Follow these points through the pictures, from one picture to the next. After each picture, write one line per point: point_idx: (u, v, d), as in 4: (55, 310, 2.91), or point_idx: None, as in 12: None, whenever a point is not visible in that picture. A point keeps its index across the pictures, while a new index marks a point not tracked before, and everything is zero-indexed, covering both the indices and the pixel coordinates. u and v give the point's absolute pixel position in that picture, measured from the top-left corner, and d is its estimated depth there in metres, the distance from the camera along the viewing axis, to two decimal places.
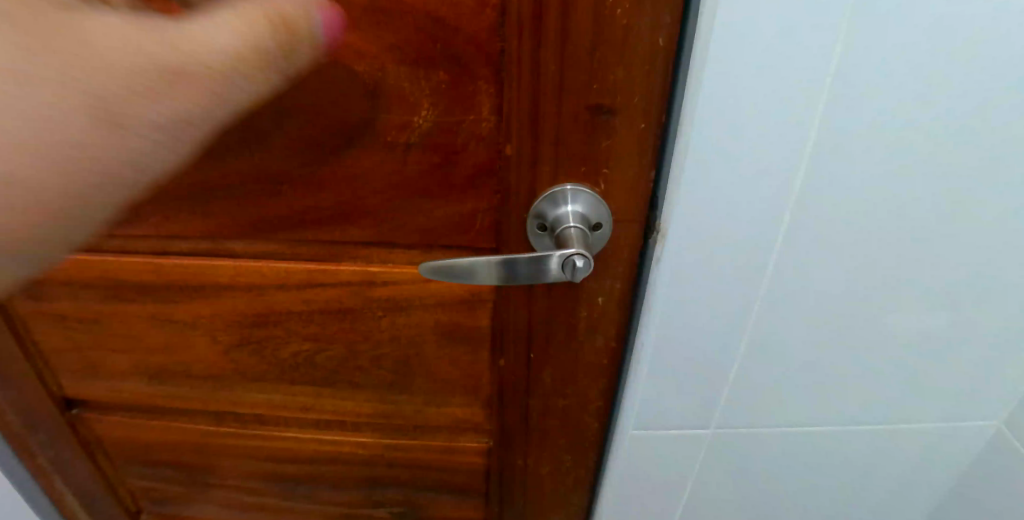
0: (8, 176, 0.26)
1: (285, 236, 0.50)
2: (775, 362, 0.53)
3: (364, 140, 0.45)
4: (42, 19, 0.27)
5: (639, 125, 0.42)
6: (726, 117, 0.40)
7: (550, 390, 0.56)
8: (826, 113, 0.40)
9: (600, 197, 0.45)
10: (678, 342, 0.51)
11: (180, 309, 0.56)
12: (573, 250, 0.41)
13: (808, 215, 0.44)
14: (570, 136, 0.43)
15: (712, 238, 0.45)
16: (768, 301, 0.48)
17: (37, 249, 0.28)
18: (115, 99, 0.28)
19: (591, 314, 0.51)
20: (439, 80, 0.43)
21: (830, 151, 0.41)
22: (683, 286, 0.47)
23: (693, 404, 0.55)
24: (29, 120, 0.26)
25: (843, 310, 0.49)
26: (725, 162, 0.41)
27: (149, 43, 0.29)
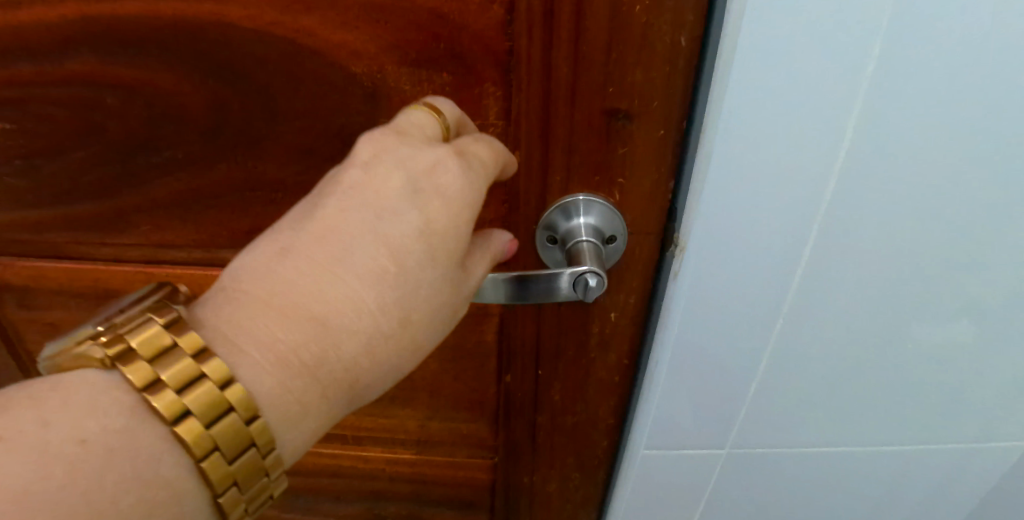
0: (336, 363, 0.32)
1: None
2: (790, 389, 0.49)
3: None
4: (396, 261, 0.33)
5: (658, 131, 0.39)
6: (750, 123, 0.35)
7: (558, 407, 0.53)
8: (862, 119, 0.35)
9: (615, 208, 0.42)
10: (693, 365, 0.47)
11: None
12: (585, 269, 0.39)
13: (840, 232, 0.39)
14: (583, 143, 0.40)
15: (733, 254, 0.41)
16: (791, 322, 0.44)
17: (331, 412, 0.34)
18: (423, 315, 0.34)
19: (603, 330, 0.48)
20: (443, 83, 0.40)
21: (867, 161, 0.36)
22: (700, 305, 0.43)
23: (708, 426, 0.51)
24: (361, 333, 0.32)
25: (875, 334, 0.45)
26: (748, 171, 0.37)
27: (447, 275, 0.35)
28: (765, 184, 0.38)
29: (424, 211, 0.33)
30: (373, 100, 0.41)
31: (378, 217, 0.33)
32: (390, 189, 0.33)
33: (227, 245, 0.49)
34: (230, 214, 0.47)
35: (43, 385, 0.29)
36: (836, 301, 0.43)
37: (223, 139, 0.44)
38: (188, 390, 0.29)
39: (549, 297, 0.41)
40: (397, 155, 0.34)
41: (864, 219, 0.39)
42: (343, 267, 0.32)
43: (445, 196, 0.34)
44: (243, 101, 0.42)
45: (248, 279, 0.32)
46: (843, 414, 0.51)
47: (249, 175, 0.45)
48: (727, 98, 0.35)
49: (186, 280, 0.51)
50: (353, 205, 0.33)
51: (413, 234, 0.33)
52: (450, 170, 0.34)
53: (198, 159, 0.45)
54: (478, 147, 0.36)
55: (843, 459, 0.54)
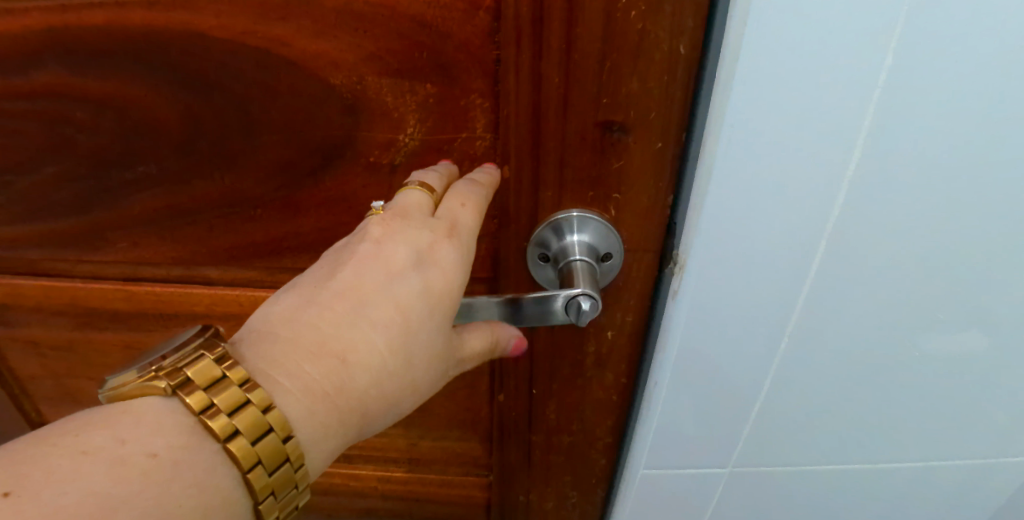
0: (355, 391, 0.34)
1: (262, 264, 0.46)
2: (797, 410, 0.46)
3: (344, 161, 0.40)
4: (401, 314, 0.35)
5: (656, 143, 0.37)
6: (752, 135, 0.33)
7: (553, 427, 0.51)
8: (873, 130, 0.32)
9: (611, 224, 0.40)
10: (694, 386, 0.45)
11: (154, 338, 0.52)
12: (579, 290, 0.37)
13: (849, 248, 0.37)
14: (576, 157, 0.38)
15: (734, 272, 0.38)
16: (796, 341, 0.42)
17: (348, 434, 0.35)
18: (428, 360, 0.36)
19: (599, 349, 0.46)
20: (427, 94, 0.38)
21: (878, 175, 0.34)
22: (700, 325, 0.41)
23: (709, 446, 0.49)
24: (377, 369, 0.34)
25: (885, 355, 0.42)
26: (751, 186, 0.35)
27: (441, 337, 0.37)
28: (769, 200, 0.35)
29: (426, 279, 0.36)
30: (354, 113, 0.38)
31: (389, 279, 0.35)
32: (397, 260, 0.36)
33: (207, 263, 0.47)
34: (209, 232, 0.45)
35: (111, 410, 0.30)
36: (844, 320, 0.40)
37: (200, 153, 0.42)
38: (238, 412, 0.30)
39: (544, 321, 0.39)
40: (403, 230, 0.36)
41: (875, 236, 0.36)
42: (360, 311, 0.34)
43: (444, 268, 0.36)
44: (219, 115, 0.40)
45: (279, 324, 0.34)
46: (852, 435, 0.48)
47: (226, 191, 0.43)
48: (729, 108, 0.32)
49: (165, 298, 0.49)
50: (368, 266, 0.35)
51: (417, 296, 0.35)
52: (445, 246, 0.36)
53: (173, 175, 0.43)
54: (466, 213, 0.37)
55: (852, 479, 0.52)
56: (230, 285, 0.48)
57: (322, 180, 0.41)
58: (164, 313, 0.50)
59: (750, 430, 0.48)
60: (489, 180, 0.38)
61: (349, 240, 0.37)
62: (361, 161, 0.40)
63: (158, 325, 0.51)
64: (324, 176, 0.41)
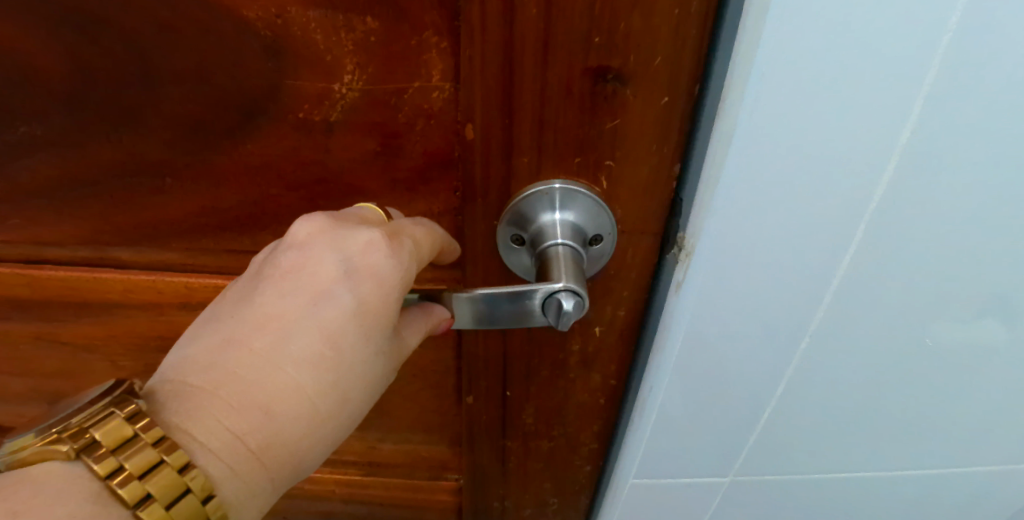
0: (285, 440, 0.28)
1: (180, 244, 0.38)
2: (815, 422, 0.39)
3: (267, 118, 0.32)
4: (327, 350, 0.28)
5: (661, 98, 0.29)
6: (786, 90, 0.25)
7: (531, 432, 0.44)
8: (938, 89, 0.24)
9: (602, 200, 0.32)
10: (696, 394, 0.38)
11: (65, 331, 0.44)
12: (560, 286, 0.29)
13: (895, 241, 0.29)
14: (559, 114, 0.30)
15: (752, 267, 0.30)
16: (821, 348, 0.34)
17: (285, 479, 0.29)
18: (368, 391, 0.30)
19: (585, 347, 0.39)
20: (367, 31, 0.29)
21: (946, 150, 0.25)
22: (706, 325, 0.33)
23: (710, 457, 0.42)
24: (308, 417, 0.28)
25: (930, 364, 0.35)
26: (782, 157, 0.26)
27: (379, 362, 0.30)
28: (802, 176, 0.27)
29: (356, 296, 0.29)
30: (274, 56, 0.30)
31: (312, 303, 0.28)
32: (322, 275, 0.29)
33: (115, 243, 0.38)
34: (113, 206, 0.36)
35: (8, 479, 0.24)
36: (887, 324, 0.32)
37: (90, 108, 0.33)
38: (149, 476, 0.25)
39: (521, 322, 0.31)
40: (330, 234, 0.29)
41: (939, 225, 0.28)
42: (282, 348, 0.28)
43: (381, 278, 0.29)
44: (108, 59, 0.31)
45: (196, 373, 0.28)
46: (880, 448, 0.41)
47: (128, 157, 0.34)
48: (759, 51, 0.24)
49: (73, 285, 0.41)
50: (289, 287, 0.29)
51: (348, 318, 0.28)
52: (378, 255, 0.29)
53: (60, 135, 0.34)
54: (412, 225, 0.31)
55: (872, 491, 0.45)
56: (147, 269, 0.40)
57: (242, 142, 0.33)
58: (73, 302, 0.42)
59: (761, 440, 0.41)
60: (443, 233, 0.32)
61: (271, 250, 0.30)
62: (289, 118, 0.32)
63: (67, 315, 0.43)
64: (245, 138, 0.33)
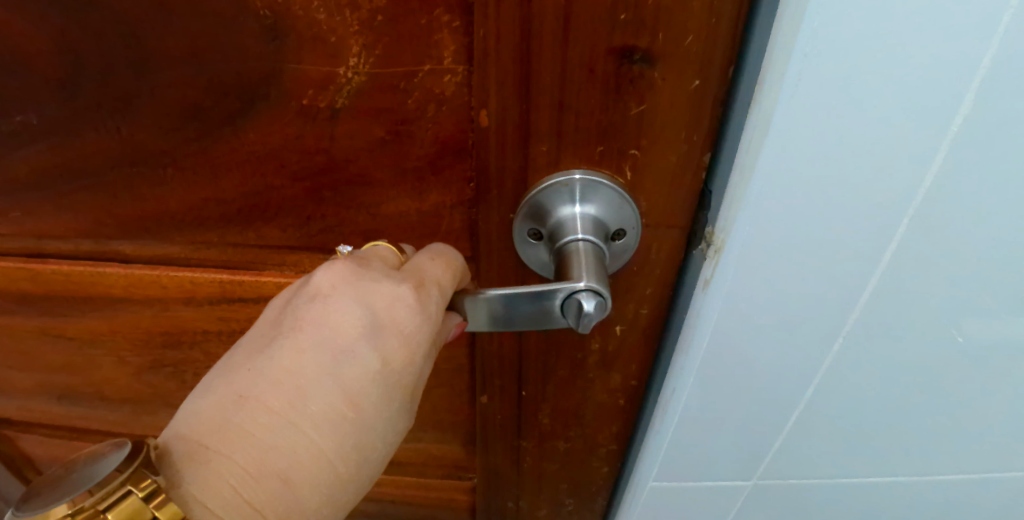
0: (303, 511, 0.26)
1: (182, 237, 0.36)
2: (852, 435, 0.36)
3: (269, 104, 0.30)
4: (351, 410, 0.27)
5: (693, 81, 0.26)
6: (830, 69, 0.22)
7: (546, 432, 0.42)
8: (995, 71, 0.21)
9: (626, 193, 0.30)
10: (723, 400, 0.35)
11: (71, 326, 0.42)
12: (581, 286, 0.27)
13: (941, 241, 0.26)
14: (580, 98, 0.27)
15: (785, 266, 0.28)
16: (855, 353, 0.31)
17: None
18: (382, 453, 0.29)
19: (605, 347, 0.37)
20: (374, 9, 0.26)
21: (1003, 140, 0.22)
22: (735, 328, 0.31)
23: (733, 462, 0.39)
24: (327, 484, 0.27)
25: (981, 377, 0.31)
26: (826, 146, 0.24)
27: (396, 420, 0.29)
28: (844, 169, 0.24)
29: (380, 352, 0.28)
30: (275, 38, 0.28)
31: (336, 359, 0.27)
32: (346, 329, 0.28)
33: (116, 236, 0.37)
34: (113, 197, 0.35)
35: None
36: (935, 331, 0.29)
37: (88, 93, 0.31)
38: None
39: (541, 324, 0.29)
40: (355, 284, 0.28)
41: (998, 224, 0.25)
42: (305, 407, 0.27)
43: (406, 332, 0.28)
44: (105, 42, 0.29)
45: (208, 432, 0.26)
46: (921, 464, 0.37)
47: (128, 146, 0.33)
48: (804, 25, 0.21)
49: (77, 279, 0.39)
50: (311, 341, 0.27)
51: (370, 375, 0.28)
52: (403, 308, 0.28)
53: (59, 123, 0.32)
54: (435, 267, 0.30)
55: (912, 511, 0.41)
56: (150, 263, 0.38)
57: (243, 130, 0.31)
58: (78, 296, 0.40)
59: (791, 450, 0.38)
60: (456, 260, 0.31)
61: (289, 300, 0.29)
62: (292, 104, 0.30)
63: (71, 309, 0.41)
64: (247, 126, 0.31)
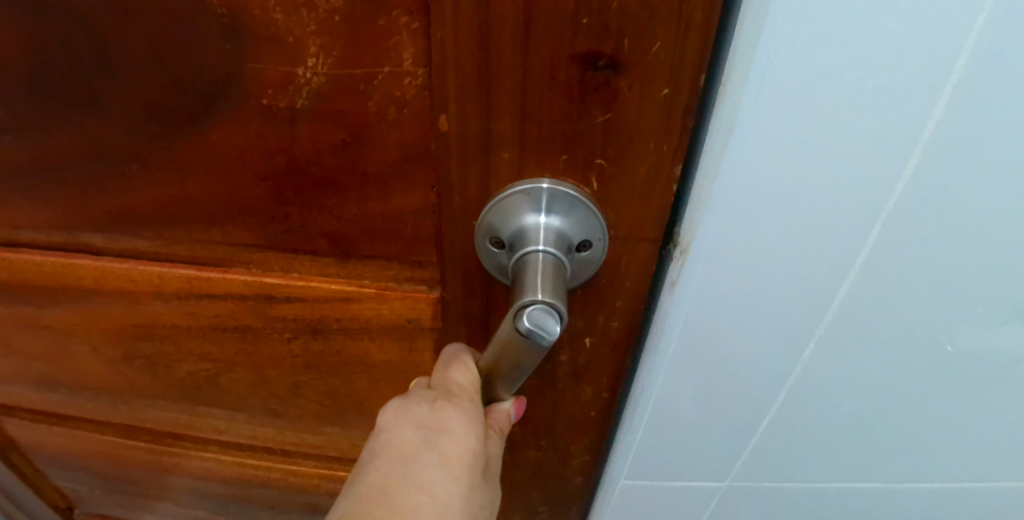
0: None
1: (151, 233, 0.35)
2: (824, 444, 0.35)
3: (229, 103, 0.29)
4: (428, 498, 0.27)
5: (660, 90, 0.25)
6: (795, 74, 0.21)
7: (518, 439, 0.41)
8: (969, 77, 0.20)
9: (592, 203, 0.29)
10: (692, 408, 0.34)
11: (46, 315, 0.41)
12: (512, 311, 0.26)
13: (911, 250, 0.25)
14: (545, 106, 0.26)
15: (750, 272, 0.27)
16: (826, 363, 0.30)
17: None
18: None
19: (575, 358, 0.36)
20: (331, 9, 0.26)
21: (977, 150, 0.21)
22: (701, 337, 0.30)
23: (707, 466, 0.39)
24: None
25: (953, 388, 0.30)
26: (791, 155, 0.23)
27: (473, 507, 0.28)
28: (810, 179, 0.23)
29: (439, 450, 0.27)
30: (234, 37, 0.27)
31: (404, 464, 0.27)
32: (406, 439, 0.28)
33: (86, 230, 0.36)
34: (81, 192, 0.34)
35: None
36: (908, 342, 0.28)
37: (52, 89, 0.31)
38: None
39: (529, 357, 0.27)
40: (402, 407, 0.29)
41: (968, 234, 0.24)
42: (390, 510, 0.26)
43: (455, 429, 0.28)
44: (65, 38, 0.29)
45: None
46: (895, 476, 0.37)
47: (94, 141, 0.32)
48: (765, 29, 0.20)
49: (50, 270, 0.39)
50: (383, 460, 0.28)
51: (438, 470, 0.27)
52: (448, 412, 0.28)
53: (25, 117, 0.32)
54: (457, 371, 0.29)
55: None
56: (120, 257, 0.37)
57: (206, 129, 0.30)
58: (51, 287, 0.40)
59: (763, 457, 0.37)
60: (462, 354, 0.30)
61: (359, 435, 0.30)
62: (252, 104, 0.29)
63: (46, 299, 0.40)
64: (210, 124, 0.30)
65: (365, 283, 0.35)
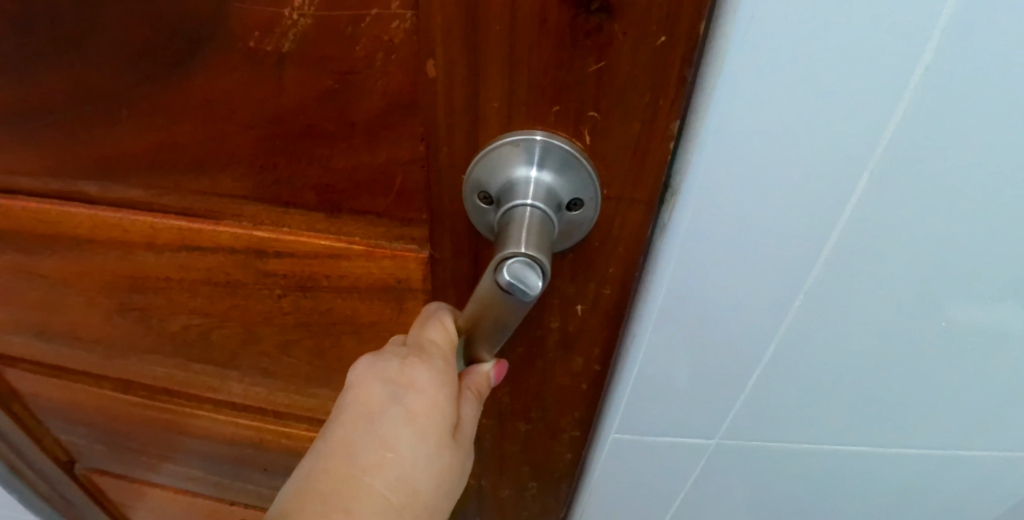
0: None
1: (141, 181, 0.35)
2: (812, 393, 0.37)
3: (215, 46, 0.28)
4: (390, 456, 0.26)
5: (657, 37, 0.24)
6: (794, 16, 0.22)
7: (507, 410, 0.40)
8: (942, 52, 0.22)
9: (585, 159, 0.28)
10: (684, 355, 0.36)
11: (42, 264, 0.41)
12: (494, 264, 0.25)
13: (897, 190, 0.26)
14: (534, 52, 0.25)
15: (733, 229, 0.29)
16: (816, 308, 0.32)
17: None
18: (434, 496, 0.27)
19: (565, 326, 0.34)
20: None
21: (959, 94, 0.23)
22: (696, 279, 0.32)
23: (693, 423, 0.41)
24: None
25: (936, 333, 0.32)
26: (786, 96, 0.24)
27: (440, 466, 0.27)
28: (803, 119, 0.25)
29: (404, 408, 0.27)
30: None
31: (369, 420, 0.27)
32: (373, 395, 0.27)
33: (78, 177, 0.36)
34: (70, 137, 0.34)
35: None
36: (894, 286, 0.30)
37: (38, 29, 0.30)
38: None
39: (510, 313, 0.26)
40: (372, 364, 0.28)
41: (949, 176, 0.26)
42: (354, 463, 0.26)
43: (422, 388, 0.27)
44: None
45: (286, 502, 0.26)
46: (874, 431, 0.38)
47: (82, 83, 0.31)
48: None
49: (45, 217, 0.38)
50: (349, 415, 0.27)
51: (403, 428, 0.26)
52: (416, 370, 0.27)
53: (12, 58, 0.31)
54: (430, 329, 0.28)
55: (861, 478, 0.43)
56: (113, 206, 0.37)
57: (193, 74, 0.30)
58: (46, 235, 0.40)
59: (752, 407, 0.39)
60: (440, 313, 0.29)
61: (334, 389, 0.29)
62: (237, 47, 0.28)
63: (40, 248, 0.40)
64: (196, 68, 0.29)
65: (354, 240, 0.35)
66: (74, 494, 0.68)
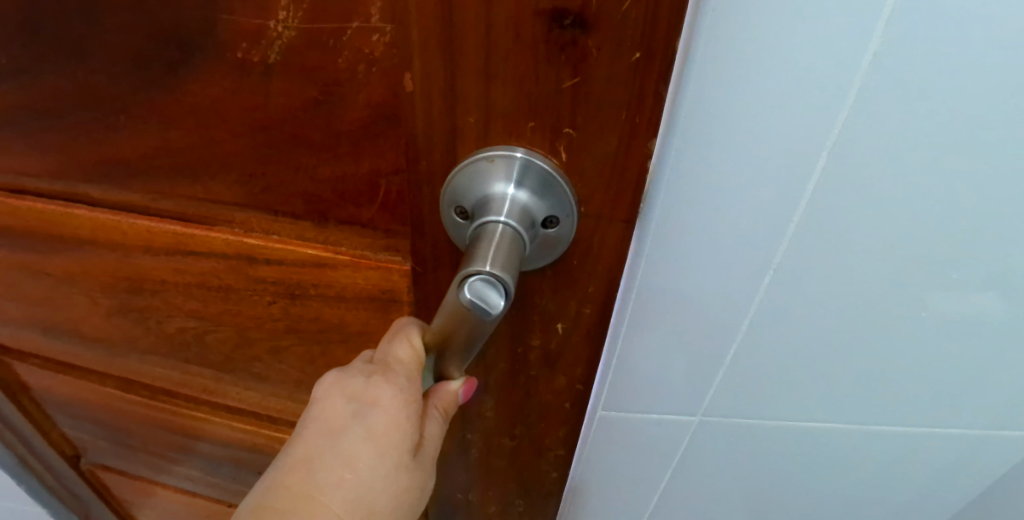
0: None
1: (139, 185, 0.36)
2: (782, 351, 0.41)
3: (205, 56, 0.29)
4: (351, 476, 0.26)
5: (631, 53, 0.23)
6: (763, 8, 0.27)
7: (491, 428, 0.40)
8: (886, 38, 0.27)
9: (562, 175, 0.27)
10: (671, 318, 0.40)
11: (48, 262, 0.43)
12: (456, 281, 0.25)
13: (853, 159, 0.31)
14: (510, 66, 0.25)
15: (715, 198, 0.34)
16: (788, 269, 0.36)
17: None
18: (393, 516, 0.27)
19: (547, 345, 0.34)
20: None
21: (898, 78, 0.28)
22: (680, 244, 0.36)
23: (678, 391, 0.45)
24: None
25: (881, 292, 0.37)
26: (756, 78, 0.29)
27: (400, 485, 0.27)
28: (772, 98, 0.30)
29: (367, 427, 0.27)
30: None
31: (331, 438, 0.27)
32: (336, 413, 0.27)
33: (80, 179, 0.37)
34: (73, 140, 0.35)
35: None
36: (851, 246, 0.35)
37: (42, 34, 0.31)
38: None
39: (473, 332, 0.26)
40: (338, 380, 0.28)
41: (892, 147, 0.31)
42: (314, 482, 0.26)
43: (387, 407, 0.27)
44: None
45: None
46: (832, 386, 0.44)
47: (82, 88, 0.32)
48: None
49: (50, 217, 0.40)
50: (311, 431, 0.27)
51: (365, 447, 0.26)
52: (381, 388, 0.27)
53: (17, 62, 0.32)
54: (397, 346, 0.28)
55: (823, 441, 0.48)
56: (113, 208, 0.38)
57: (186, 81, 0.30)
58: (50, 234, 0.41)
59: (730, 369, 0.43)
60: (407, 331, 0.29)
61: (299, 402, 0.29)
62: (227, 56, 0.29)
63: (46, 247, 0.42)
64: (188, 76, 0.30)
65: (341, 251, 0.35)
66: (81, 487, 0.69)
